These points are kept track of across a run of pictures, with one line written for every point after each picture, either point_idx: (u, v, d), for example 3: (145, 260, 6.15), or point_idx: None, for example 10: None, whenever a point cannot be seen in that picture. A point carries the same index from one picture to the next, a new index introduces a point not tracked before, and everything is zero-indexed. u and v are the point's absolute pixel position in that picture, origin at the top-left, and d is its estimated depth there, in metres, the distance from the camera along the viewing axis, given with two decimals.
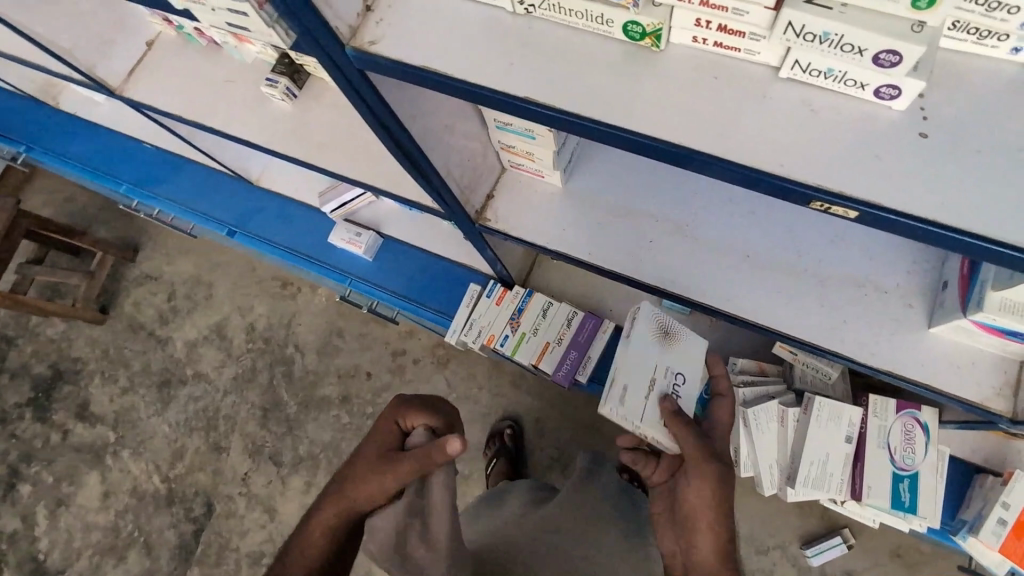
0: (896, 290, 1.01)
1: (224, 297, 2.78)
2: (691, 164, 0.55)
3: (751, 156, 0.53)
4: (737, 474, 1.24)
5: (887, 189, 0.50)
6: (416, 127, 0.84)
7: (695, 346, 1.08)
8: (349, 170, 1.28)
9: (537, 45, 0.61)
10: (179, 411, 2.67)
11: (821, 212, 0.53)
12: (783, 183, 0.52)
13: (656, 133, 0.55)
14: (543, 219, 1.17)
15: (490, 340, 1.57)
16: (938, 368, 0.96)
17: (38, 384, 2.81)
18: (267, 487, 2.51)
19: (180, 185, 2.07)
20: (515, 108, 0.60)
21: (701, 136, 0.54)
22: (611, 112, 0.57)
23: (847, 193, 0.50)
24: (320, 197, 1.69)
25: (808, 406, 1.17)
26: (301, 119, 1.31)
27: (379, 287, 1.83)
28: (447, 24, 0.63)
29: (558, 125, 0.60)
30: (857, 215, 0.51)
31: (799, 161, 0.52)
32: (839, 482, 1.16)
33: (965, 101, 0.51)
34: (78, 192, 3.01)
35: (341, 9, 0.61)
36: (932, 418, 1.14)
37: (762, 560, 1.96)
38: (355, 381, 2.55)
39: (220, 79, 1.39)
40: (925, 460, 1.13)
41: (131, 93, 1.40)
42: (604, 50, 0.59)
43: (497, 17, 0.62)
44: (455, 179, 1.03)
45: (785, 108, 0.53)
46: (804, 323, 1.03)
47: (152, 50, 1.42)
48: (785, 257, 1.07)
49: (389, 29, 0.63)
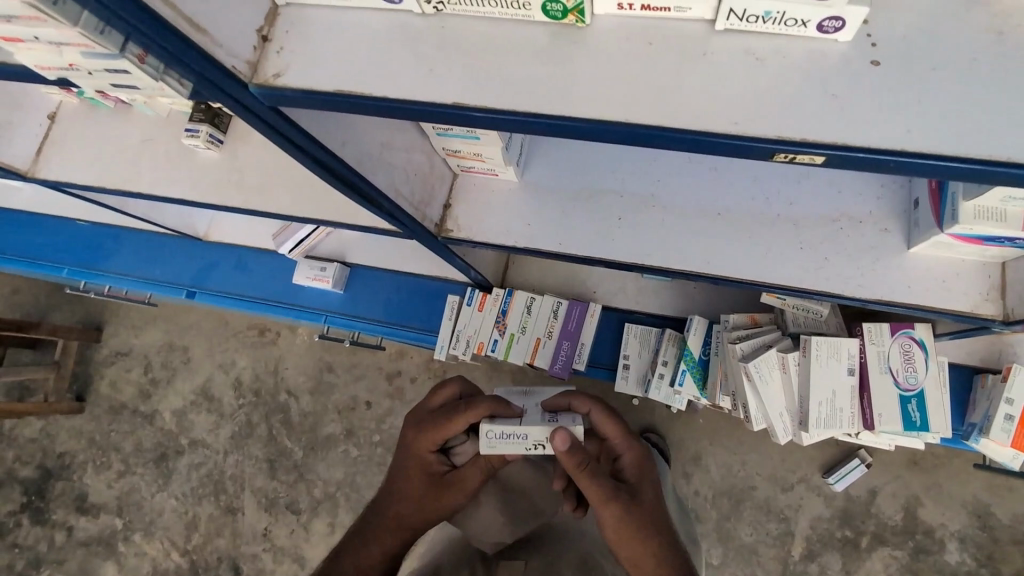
0: (868, 218, 0.99)
1: (202, 357, 2.69)
2: (644, 139, 0.52)
3: (704, 120, 0.49)
4: (749, 428, 1.23)
5: (850, 127, 0.47)
6: (351, 155, 0.79)
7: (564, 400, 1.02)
8: (293, 207, 1.20)
9: (454, 45, 0.56)
10: (183, 482, 2.58)
11: (787, 163, 0.50)
12: (742, 142, 0.48)
13: (599, 114, 0.51)
14: (505, 220, 1.13)
15: (480, 348, 1.54)
16: (924, 286, 0.96)
17: (29, 487, 2.70)
18: (291, 537, 2.44)
19: (127, 256, 1.97)
20: (446, 117, 0.56)
21: (648, 109, 0.50)
22: (547, 101, 0.53)
23: (809, 140, 0.47)
24: (274, 240, 1.63)
25: (806, 348, 1.15)
26: (234, 164, 1.24)
27: (355, 317, 1.75)
28: (354, 41, 0.58)
29: (494, 125, 0.55)
30: (825, 160, 0.48)
31: (753, 115, 0.48)
32: (849, 416, 1.14)
33: (910, 18, 0.48)
34: (26, 284, 2.88)
35: (234, 46, 0.56)
36: (927, 334, 1.12)
37: (790, 497, 1.98)
38: (355, 413, 2.48)
39: (139, 140, 1.31)
40: (929, 376, 1.11)
41: (46, 173, 1.32)
42: (526, 36, 0.54)
43: (405, 22, 0.57)
44: (407, 198, 0.98)
45: (729, 61, 0.50)
46: (786, 270, 1.01)
47: (56, 124, 1.33)
48: (755, 208, 1.04)
49: (291, 57, 0.58)
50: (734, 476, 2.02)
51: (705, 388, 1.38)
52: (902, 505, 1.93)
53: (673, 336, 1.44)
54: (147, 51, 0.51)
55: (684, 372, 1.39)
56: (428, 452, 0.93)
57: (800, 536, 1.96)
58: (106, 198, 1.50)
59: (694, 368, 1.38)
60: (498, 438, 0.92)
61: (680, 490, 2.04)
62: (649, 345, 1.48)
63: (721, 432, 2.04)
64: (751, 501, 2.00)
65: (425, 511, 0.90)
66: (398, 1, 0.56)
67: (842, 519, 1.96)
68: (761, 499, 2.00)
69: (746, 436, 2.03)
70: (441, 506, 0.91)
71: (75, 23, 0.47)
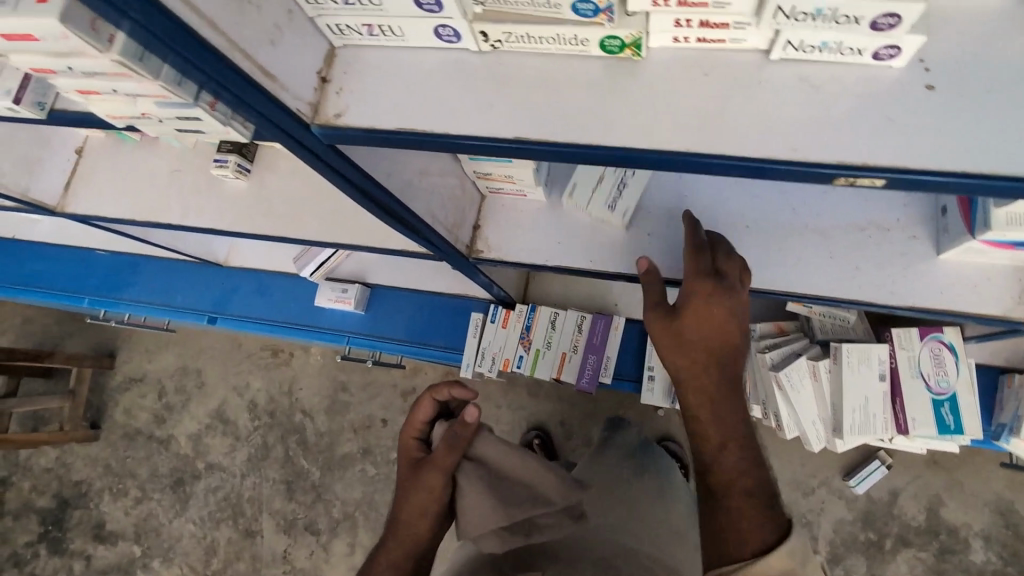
0: (897, 226, 1.01)
1: (216, 381, 2.70)
2: (701, 168, 0.53)
3: (764, 148, 0.51)
4: (782, 437, 1.24)
5: (911, 150, 0.48)
6: (395, 185, 0.81)
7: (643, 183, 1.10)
8: (319, 233, 1.22)
9: (511, 80, 0.58)
10: (200, 506, 2.58)
11: (847, 186, 0.52)
12: (800, 168, 0.50)
13: (659, 144, 0.53)
14: (534, 238, 1.15)
15: (506, 365, 1.56)
16: (954, 291, 0.97)
17: (46, 516, 2.70)
18: (311, 558, 2.42)
19: (146, 284, 1.98)
20: (505, 151, 0.58)
21: (709, 138, 0.52)
22: (608, 133, 0.54)
23: (870, 163, 0.49)
24: (296, 264, 1.65)
25: (836, 355, 1.15)
26: (260, 193, 1.25)
27: (378, 338, 1.76)
28: (413, 78, 0.59)
29: (555, 157, 0.57)
30: (885, 182, 0.50)
31: (811, 141, 0.50)
32: (882, 421, 1.14)
33: (960, 42, 0.50)
34: (38, 314, 2.90)
35: (298, 89, 0.58)
36: (957, 337, 1.13)
37: (811, 501, 1.98)
38: (372, 431, 2.47)
39: (165, 171, 1.32)
40: (961, 380, 1.12)
41: (74, 208, 1.34)
42: (583, 70, 0.56)
43: (463, 59, 0.59)
44: (442, 221, 1.00)
45: (783, 90, 0.52)
46: (817, 279, 1.03)
47: (83, 158, 1.35)
48: (784, 220, 1.05)
49: (351, 97, 0.60)
50: None
51: None
52: (924, 505, 1.92)
53: None
54: (218, 99, 0.53)
55: None
56: (407, 440, 0.90)
57: (823, 540, 1.96)
58: (129, 229, 1.52)
59: None
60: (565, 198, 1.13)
61: None
62: None
63: None
64: None
65: (411, 500, 0.85)
66: (456, 41, 0.58)
67: (864, 521, 1.95)
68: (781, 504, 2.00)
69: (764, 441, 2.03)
70: (422, 492, 0.84)
71: (157, 76, 0.49)
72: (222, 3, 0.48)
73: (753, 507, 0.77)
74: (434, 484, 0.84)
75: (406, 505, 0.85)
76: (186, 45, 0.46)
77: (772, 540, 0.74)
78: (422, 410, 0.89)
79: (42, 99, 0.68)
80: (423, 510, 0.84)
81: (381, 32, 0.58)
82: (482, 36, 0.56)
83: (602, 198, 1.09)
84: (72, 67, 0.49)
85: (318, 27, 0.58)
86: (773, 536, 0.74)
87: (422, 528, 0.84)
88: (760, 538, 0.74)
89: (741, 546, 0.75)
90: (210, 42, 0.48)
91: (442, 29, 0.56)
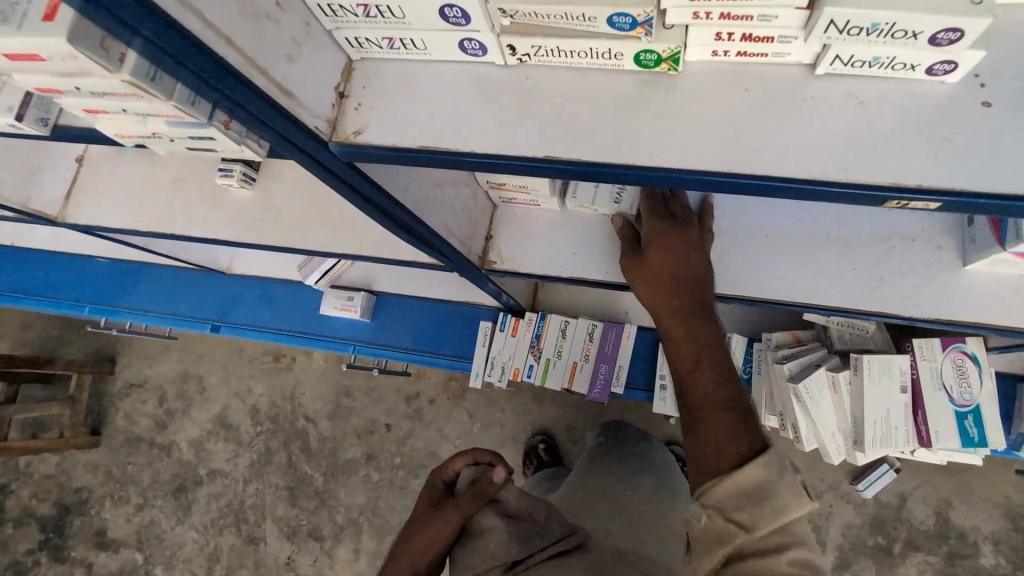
0: (921, 236, 0.98)
1: (218, 386, 2.67)
2: (742, 188, 0.51)
3: (810, 168, 0.48)
4: (800, 449, 1.21)
5: (969, 171, 0.46)
6: (410, 200, 0.78)
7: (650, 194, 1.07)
8: (326, 243, 1.19)
9: (539, 95, 0.55)
10: (203, 513, 2.55)
11: (897, 209, 0.49)
12: (849, 189, 0.48)
13: (699, 164, 0.50)
14: (547, 249, 1.12)
15: (516, 374, 1.54)
16: (982, 302, 0.95)
17: (46, 524, 2.67)
18: (314, 565, 2.39)
19: (148, 291, 1.95)
20: (534, 171, 0.55)
21: (751, 157, 0.49)
22: (643, 152, 0.52)
23: (924, 185, 0.47)
24: (300, 272, 1.62)
25: (857, 367, 1.13)
26: (265, 202, 1.22)
27: (383, 346, 1.73)
28: (435, 92, 0.57)
29: (585, 176, 0.55)
30: (940, 205, 0.47)
31: (860, 161, 0.48)
32: (904, 434, 1.12)
33: (1016, 56, 0.47)
34: (37, 320, 2.87)
35: (316, 106, 0.55)
36: (979, 347, 1.10)
37: (820, 506, 1.96)
38: (375, 436, 2.44)
39: (169, 180, 1.29)
40: (983, 391, 1.10)
41: (74, 218, 1.31)
42: (615, 84, 0.54)
43: (488, 73, 0.56)
44: (455, 234, 0.97)
45: (830, 105, 0.49)
46: (839, 291, 1.00)
47: (84, 167, 1.32)
48: (805, 229, 1.03)
49: (371, 113, 0.57)
50: None
51: None
52: (934, 510, 1.90)
53: None
54: (234, 118, 0.51)
55: None
56: (437, 479, 0.92)
57: (832, 545, 1.93)
58: (131, 238, 1.49)
59: None
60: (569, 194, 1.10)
61: None
62: None
63: None
64: None
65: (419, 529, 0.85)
66: (481, 55, 0.55)
67: (874, 526, 1.93)
68: None
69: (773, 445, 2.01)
70: (433, 529, 0.84)
71: (170, 97, 0.47)
72: (237, 18, 0.46)
73: (731, 421, 0.71)
74: (447, 525, 0.84)
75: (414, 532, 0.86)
76: (199, 63, 0.43)
77: (750, 453, 0.67)
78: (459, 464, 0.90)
79: (45, 114, 0.66)
80: (427, 548, 0.83)
81: (403, 45, 0.55)
82: (509, 50, 0.54)
83: (604, 199, 1.04)
84: (79, 87, 0.46)
85: (337, 40, 0.56)
86: (750, 450, 0.67)
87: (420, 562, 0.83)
88: (736, 451, 0.68)
89: (717, 460, 0.68)
90: (224, 60, 0.45)
91: (467, 42, 0.53)
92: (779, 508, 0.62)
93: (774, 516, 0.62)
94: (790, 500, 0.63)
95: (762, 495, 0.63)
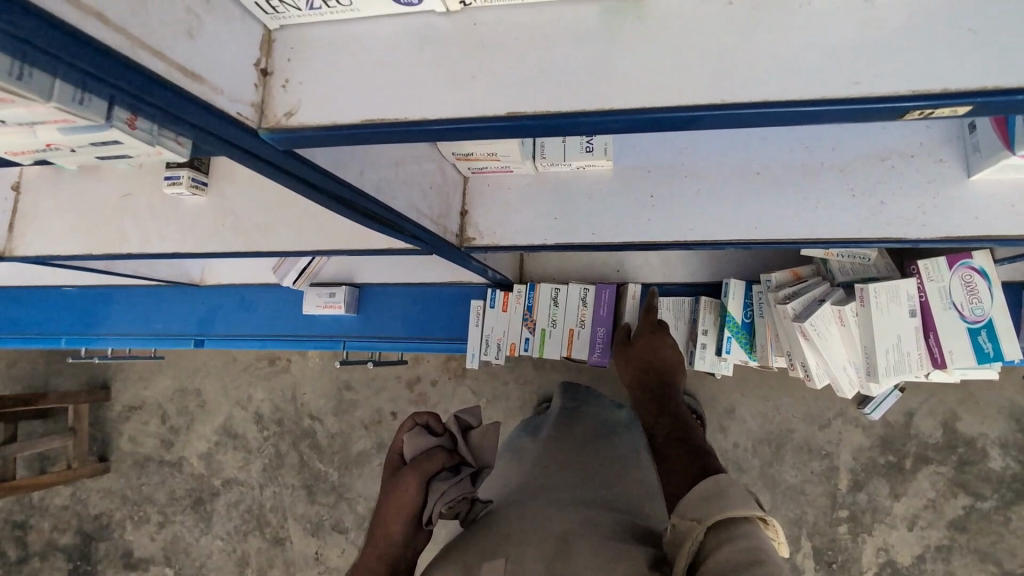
0: (921, 150, 0.92)
1: (217, 397, 2.61)
2: (741, 120, 0.44)
3: (814, 87, 0.42)
4: (812, 387, 1.17)
5: (997, 63, 0.39)
6: (370, 183, 0.71)
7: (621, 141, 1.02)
8: (295, 242, 1.11)
9: (492, 42, 0.47)
10: (224, 521, 2.53)
11: (920, 119, 0.42)
12: (864, 105, 0.41)
13: (689, 99, 0.43)
14: (528, 216, 1.06)
15: (512, 349, 1.49)
16: (991, 212, 0.89)
17: (72, 553, 2.66)
18: (342, 557, 2.37)
19: (122, 314, 1.86)
20: (497, 131, 0.48)
21: (746, 83, 0.43)
22: (622, 93, 0.45)
23: (948, 91, 0.40)
24: (276, 272, 1.55)
25: (864, 298, 1.08)
26: (223, 206, 1.14)
27: (374, 338, 1.67)
28: (371, 54, 0.49)
29: (559, 130, 0.48)
30: (968, 110, 0.40)
31: (873, 71, 0.41)
32: (917, 358, 1.09)
33: None
34: (23, 356, 2.79)
35: (236, 89, 0.47)
36: (988, 261, 1.05)
37: (829, 433, 1.97)
38: (383, 425, 2.39)
39: (115, 196, 1.18)
40: (996, 306, 1.05)
41: (23, 248, 1.23)
42: (576, 16, 0.46)
43: (429, 24, 0.49)
44: (428, 213, 0.90)
45: (830, 9, 0.42)
46: (842, 219, 0.94)
47: (22, 194, 1.21)
48: (799, 162, 0.96)
49: (302, 89, 0.49)
50: (773, 422, 2.00)
51: (754, 351, 1.33)
52: (941, 422, 1.90)
53: (710, 301, 1.37)
54: (136, 115, 0.44)
55: (730, 338, 1.33)
56: (392, 453, 0.93)
57: (845, 469, 1.95)
58: (92, 263, 1.40)
59: (739, 333, 1.33)
60: (539, 150, 1.01)
61: (719, 444, 2.04)
62: (684, 314, 1.41)
63: (753, 380, 2.02)
64: (792, 443, 1.98)
65: (385, 505, 0.86)
66: (416, 3, 0.47)
67: (884, 446, 1.94)
68: (802, 440, 1.98)
69: (780, 380, 2.00)
70: (401, 502, 0.84)
71: (50, 98, 0.39)
72: None
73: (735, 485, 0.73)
74: (409, 486, 0.84)
75: (379, 512, 0.86)
76: (72, 52, 0.35)
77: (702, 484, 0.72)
78: (405, 425, 0.93)
79: None
80: (398, 512, 0.84)
81: (324, 3, 0.47)
82: None
83: (574, 150, 0.98)
84: None
85: (245, 6, 0.48)
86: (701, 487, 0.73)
87: (394, 530, 0.83)
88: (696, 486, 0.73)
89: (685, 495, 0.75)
90: (101, 41, 0.36)
91: None
92: (724, 503, 0.66)
93: (720, 507, 0.66)
94: (737, 501, 0.66)
95: (714, 494, 0.68)
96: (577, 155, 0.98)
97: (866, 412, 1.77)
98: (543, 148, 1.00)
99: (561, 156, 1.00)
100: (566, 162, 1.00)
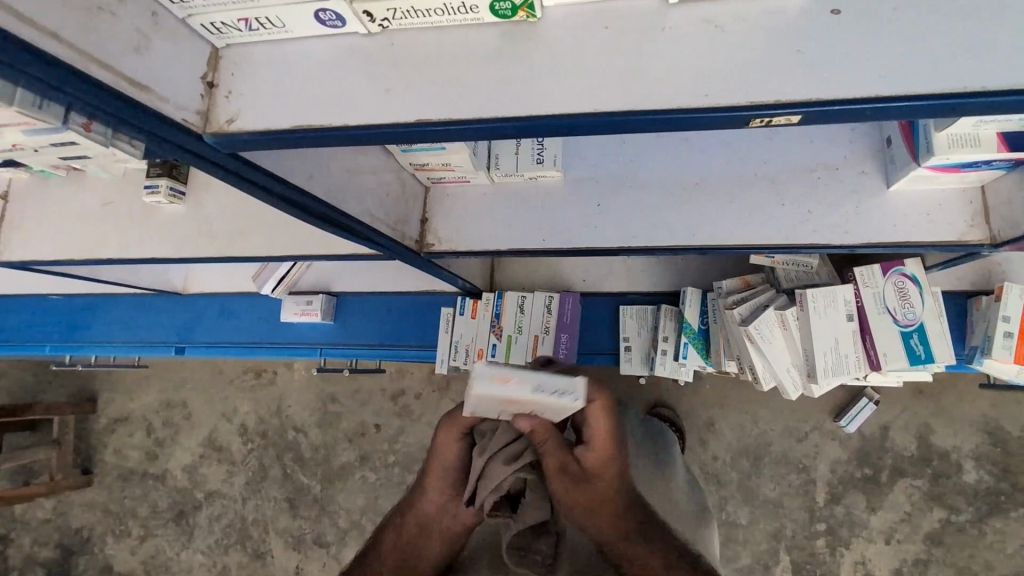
0: (846, 163, 0.99)
1: (203, 409, 2.64)
2: (621, 127, 0.50)
3: (676, 98, 0.48)
4: (758, 388, 1.22)
5: (822, 82, 0.46)
6: (321, 188, 0.77)
7: (574, 152, 1.10)
8: (267, 250, 1.16)
9: (405, 60, 0.54)
10: (206, 535, 2.54)
11: (764, 127, 0.49)
12: (717, 114, 0.48)
13: (569, 108, 0.50)
14: (485, 224, 1.13)
15: (480, 355, 1.53)
16: (908, 221, 0.97)
17: (52, 568, 2.66)
18: (324, 571, 2.37)
19: (108, 322, 1.91)
20: (412, 136, 0.55)
21: (619, 96, 0.49)
22: (514, 103, 0.51)
23: (783, 101, 0.47)
24: (255, 280, 1.60)
25: (803, 302, 1.14)
26: (201, 215, 1.20)
27: (350, 346, 1.71)
28: (303, 70, 0.56)
29: (466, 135, 0.54)
30: (801, 118, 0.48)
31: (721, 86, 0.48)
32: (854, 360, 1.15)
33: None
34: (10, 368, 2.82)
35: (182, 99, 0.54)
36: (919, 268, 1.13)
37: (806, 446, 2.00)
38: (367, 438, 2.42)
39: (98, 206, 1.25)
40: (926, 310, 1.11)
41: (8, 254, 1.28)
42: (479, 40, 0.53)
43: (354, 44, 0.56)
44: (383, 218, 0.96)
45: (688, 34, 0.49)
46: (774, 226, 1.00)
47: (9, 203, 1.27)
48: (734, 173, 1.02)
49: (242, 99, 0.56)
50: (749, 435, 2.03)
51: (710, 357, 1.39)
52: (914, 435, 1.94)
53: (669, 309, 1.43)
54: (88, 118, 0.50)
55: (686, 344, 1.39)
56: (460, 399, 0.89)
57: (822, 482, 1.98)
58: (76, 269, 1.45)
59: (695, 339, 1.39)
60: (495, 161, 1.08)
61: (697, 457, 2.05)
62: (647, 322, 1.47)
63: (728, 393, 2.06)
64: (768, 456, 2.02)
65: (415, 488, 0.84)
66: (341, 25, 0.54)
67: (859, 459, 1.97)
68: (777, 453, 2.02)
69: (753, 393, 2.05)
70: (426, 496, 0.79)
71: (12, 101, 0.45)
72: (63, 10, 0.43)
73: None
74: (451, 443, 0.80)
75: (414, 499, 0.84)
76: (30, 63, 0.41)
77: None
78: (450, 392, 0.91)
79: None
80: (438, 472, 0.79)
81: (260, 25, 0.54)
82: (367, 16, 0.53)
83: (526, 161, 1.05)
84: None
85: (193, 27, 0.55)
86: None
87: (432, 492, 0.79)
88: None
89: None
90: (55, 56, 0.43)
91: (323, 13, 0.52)
92: None
93: None
94: None
95: None
96: (526, 167, 1.06)
97: (845, 427, 1.88)
98: (496, 159, 1.07)
99: (514, 171, 1.07)
100: (518, 174, 1.08)
